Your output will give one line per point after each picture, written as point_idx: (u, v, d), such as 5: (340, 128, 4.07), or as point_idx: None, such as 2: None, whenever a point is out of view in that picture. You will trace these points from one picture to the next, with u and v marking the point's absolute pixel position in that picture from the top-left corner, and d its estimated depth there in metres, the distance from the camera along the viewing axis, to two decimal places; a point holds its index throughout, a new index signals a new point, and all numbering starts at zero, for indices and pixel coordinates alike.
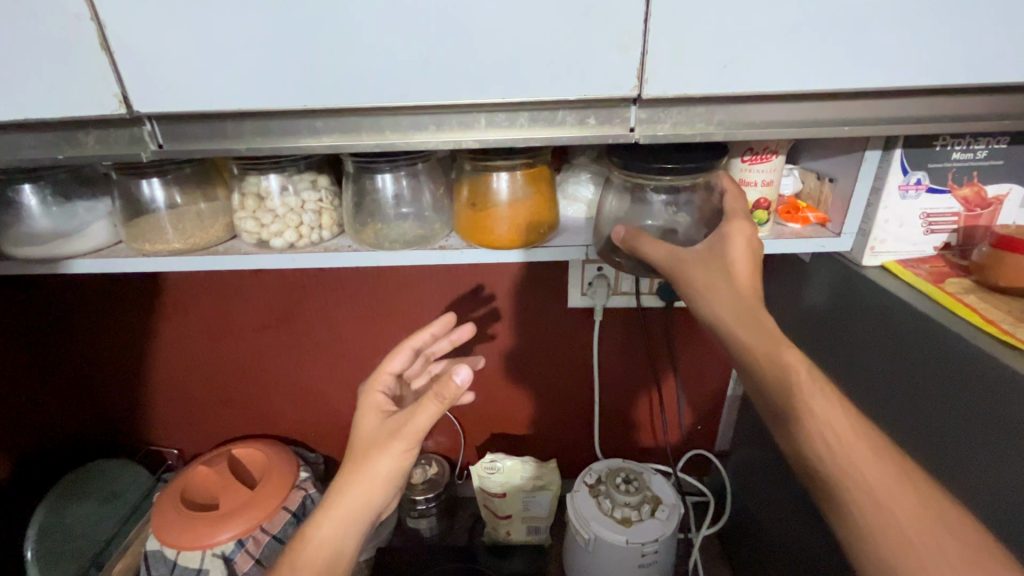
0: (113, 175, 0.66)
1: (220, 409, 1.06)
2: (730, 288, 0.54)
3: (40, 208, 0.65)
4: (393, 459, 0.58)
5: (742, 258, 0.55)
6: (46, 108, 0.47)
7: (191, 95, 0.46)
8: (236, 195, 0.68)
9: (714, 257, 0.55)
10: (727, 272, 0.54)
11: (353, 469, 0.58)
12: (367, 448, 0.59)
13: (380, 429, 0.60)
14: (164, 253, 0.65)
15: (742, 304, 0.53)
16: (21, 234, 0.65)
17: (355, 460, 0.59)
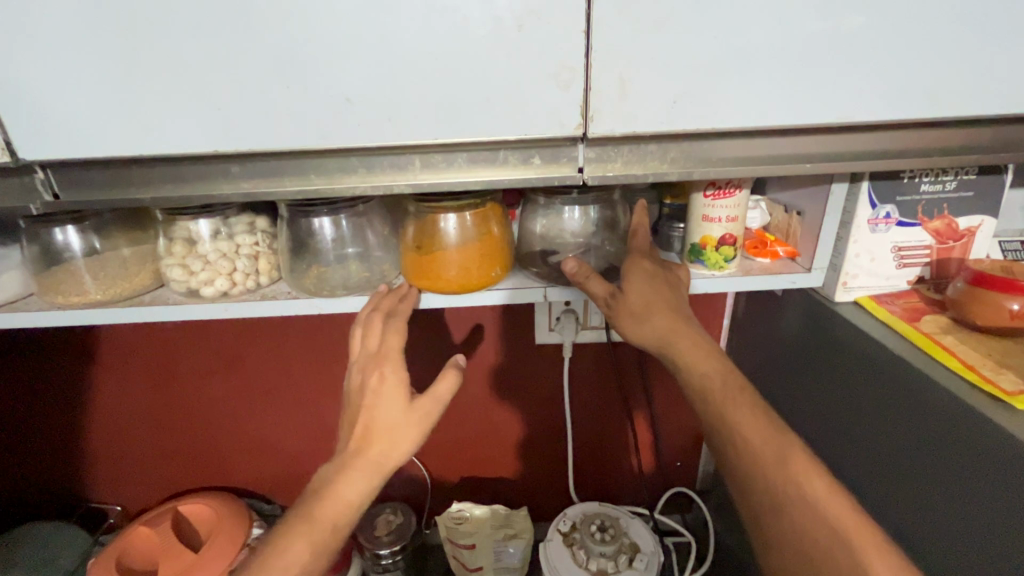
0: (23, 222, 0.60)
1: (167, 462, 0.98)
2: (658, 323, 0.53)
3: None
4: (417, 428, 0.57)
5: (653, 293, 0.54)
6: None
7: (84, 141, 0.41)
8: (162, 240, 0.62)
9: (626, 297, 0.54)
10: (653, 306, 0.53)
11: (385, 443, 0.55)
12: (400, 424, 0.55)
13: (414, 410, 0.57)
14: (80, 305, 0.59)
15: (666, 335, 0.53)
16: None
17: (389, 435, 0.55)
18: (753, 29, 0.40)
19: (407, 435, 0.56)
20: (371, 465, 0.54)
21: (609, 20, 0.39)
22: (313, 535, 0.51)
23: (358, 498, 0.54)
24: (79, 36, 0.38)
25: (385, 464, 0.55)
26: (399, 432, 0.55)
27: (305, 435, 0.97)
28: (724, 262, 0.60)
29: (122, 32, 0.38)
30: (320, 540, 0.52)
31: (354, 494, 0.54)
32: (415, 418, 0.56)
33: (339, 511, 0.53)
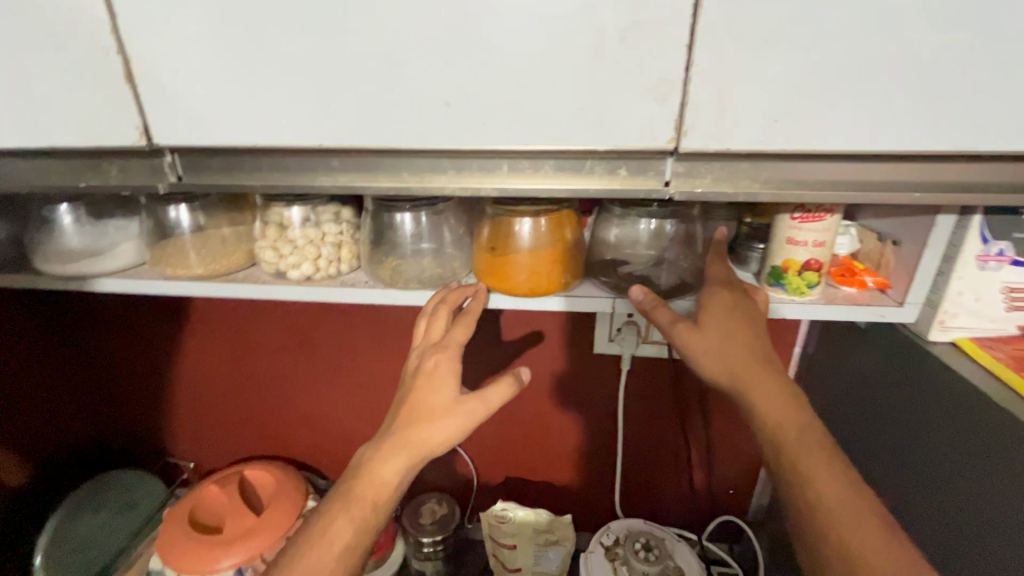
0: (144, 199, 0.67)
1: (237, 427, 1.05)
2: (737, 359, 0.52)
3: (74, 227, 0.67)
4: (458, 422, 0.57)
5: (736, 326, 0.53)
6: (70, 139, 0.47)
7: (209, 129, 0.46)
8: (258, 223, 0.67)
9: (707, 326, 0.54)
10: (733, 340, 0.53)
11: (425, 429, 0.56)
12: (444, 413, 0.57)
13: (457, 403, 0.57)
14: (184, 277, 0.65)
15: (744, 369, 0.52)
16: (55, 250, 0.66)
17: (425, 423, 0.56)
18: (871, 47, 0.38)
19: (446, 425, 0.56)
20: (408, 449, 0.56)
21: (714, 35, 0.38)
22: (349, 514, 0.54)
23: (393, 478, 0.56)
24: (214, 34, 0.42)
25: (422, 451, 0.56)
26: (440, 417, 0.57)
27: (363, 417, 1.01)
28: (805, 288, 0.58)
29: (252, 32, 0.42)
30: (360, 518, 0.54)
31: (390, 477, 0.56)
32: (456, 411, 0.57)
33: (376, 491, 0.55)
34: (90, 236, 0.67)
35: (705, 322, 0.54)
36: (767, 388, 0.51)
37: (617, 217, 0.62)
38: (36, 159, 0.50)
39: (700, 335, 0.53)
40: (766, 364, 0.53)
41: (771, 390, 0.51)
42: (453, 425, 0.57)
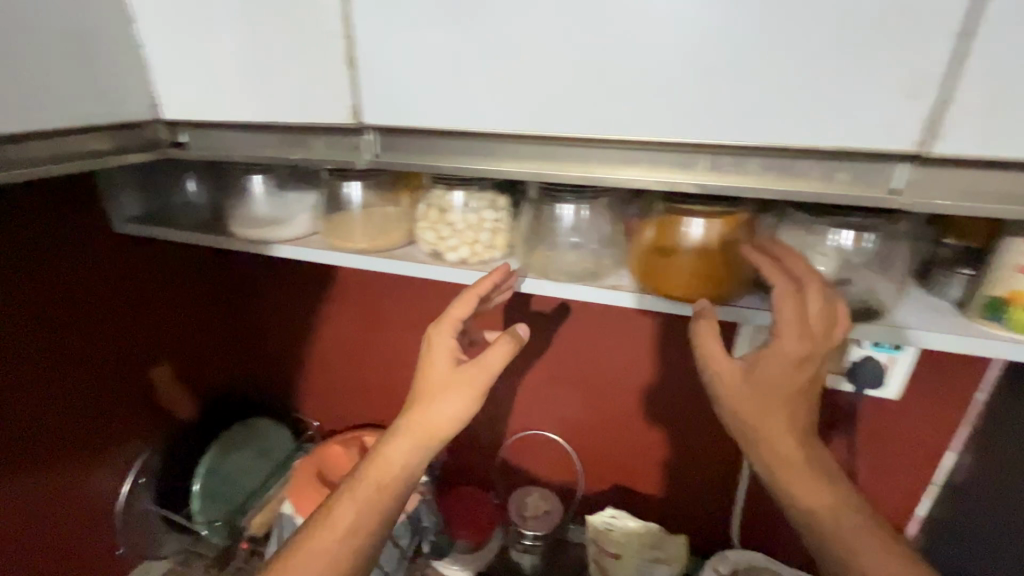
0: (326, 174, 0.72)
1: (361, 394, 1.12)
2: (780, 414, 0.54)
3: (264, 196, 0.74)
4: (455, 402, 0.63)
5: (777, 374, 0.53)
6: (289, 114, 0.51)
7: (414, 111, 0.48)
8: (421, 205, 0.70)
9: (755, 373, 0.53)
10: (773, 394, 0.53)
11: (428, 413, 0.63)
12: (444, 390, 0.64)
13: (456, 374, 0.64)
14: (351, 250, 0.70)
15: (762, 409, 0.53)
16: (246, 215, 0.74)
17: (428, 400, 0.64)
18: None
19: (451, 401, 0.63)
20: (416, 434, 0.63)
21: (999, 23, 0.33)
22: (363, 489, 0.63)
23: (404, 460, 0.63)
24: (435, 21, 0.44)
25: (428, 434, 0.64)
26: (444, 393, 0.64)
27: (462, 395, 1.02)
28: None
29: (470, 18, 0.43)
30: (370, 501, 0.63)
31: (401, 457, 0.64)
32: (456, 384, 0.64)
33: (385, 472, 0.63)
34: (274, 205, 0.74)
35: (756, 369, 0.53)
36: (799, 469, 0.55)
37: (800, 225, 0.57)
38: (254, 131, 0.55)
39: (739, 378, 0.54)
40: (804, 404, 0.55)
41: (772, 420, 0.53)
42: (459, 404, 0.64)
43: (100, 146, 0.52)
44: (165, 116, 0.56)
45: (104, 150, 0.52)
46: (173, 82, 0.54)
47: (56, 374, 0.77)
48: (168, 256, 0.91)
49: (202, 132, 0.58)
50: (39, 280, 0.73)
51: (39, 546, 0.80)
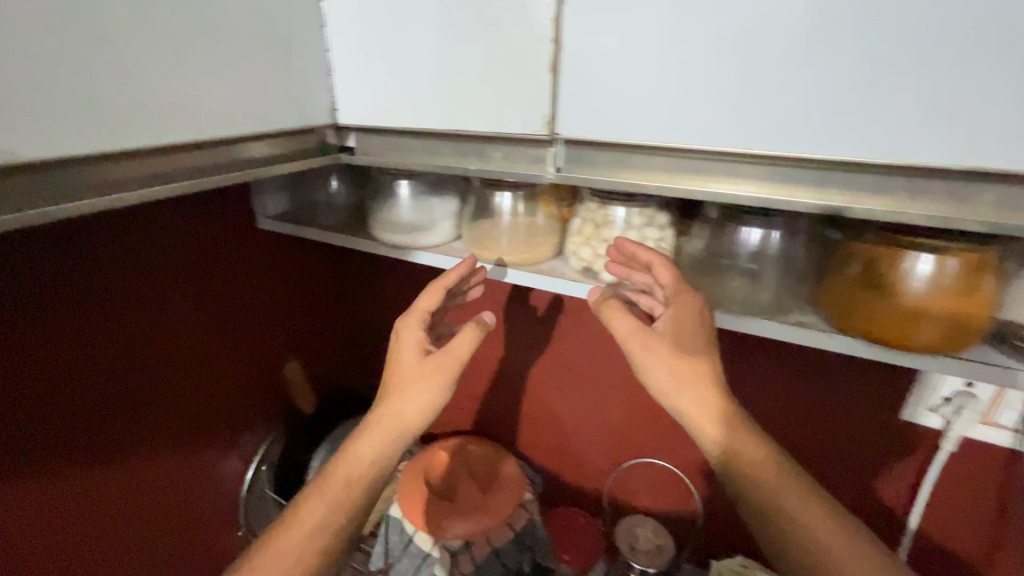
0: (477, 184, 0.70)
1: (467, 401, 1.11)
2: (699, 378, 0.54)
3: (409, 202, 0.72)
4: (425, 392, 0.62)
5: (682, 334, 0.54)
6: (475, 122, 0.48)
7: (618, 124, 0.44)
8: (577, 219, 0.66)
9: (675, 339, 0.54)
10: (696, 351, 0.54)
11: (397, 405, 0.62)
12: (416, 382, 0.63)
13: (422, 365, 0.63)
14: (497, 262, 0.67)
15: (722, 408, 0.54)
16: (389, 220, 0.73)
17: (399, 392, 0.63)
18: None
19: (419, 389, 0.62)
20: (386, 425, 0.63)
21: None
22: (329, 488, 0.62)
23: (376, 456, 0.63)
24: (660, 25, 0.40)
25: (401, 427, 0.63)
26: (414, 384, 0.63)
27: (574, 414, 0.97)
28: None
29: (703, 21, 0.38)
30: (332, 501, 0.61)
31: (368, 452, 0.63)
32: (430, 374, 0.63)
33: (352, 467, 0.63)
34: (418, 211, 0.73)
35: (679, 339, 0.54)
36: (750, 441, 0.54)
37: None
38: (428, 138, 0.54)
39: (660, 352, 0.54)
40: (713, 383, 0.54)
41: (705, 411, 0.54)
42: (426, 394, 0.63)
43: (273, 150, 0.52)
44: (341, 120, 0.56)
45: (276, 155, 0.52)
46: (353, 87, 0.53)
47: (206, 359, 0.81)
48: (299, 255, 0.92)
49: (370, 135, 0.56)
50: (199, 270, 0.77)
51: (180, 528, 0.83)
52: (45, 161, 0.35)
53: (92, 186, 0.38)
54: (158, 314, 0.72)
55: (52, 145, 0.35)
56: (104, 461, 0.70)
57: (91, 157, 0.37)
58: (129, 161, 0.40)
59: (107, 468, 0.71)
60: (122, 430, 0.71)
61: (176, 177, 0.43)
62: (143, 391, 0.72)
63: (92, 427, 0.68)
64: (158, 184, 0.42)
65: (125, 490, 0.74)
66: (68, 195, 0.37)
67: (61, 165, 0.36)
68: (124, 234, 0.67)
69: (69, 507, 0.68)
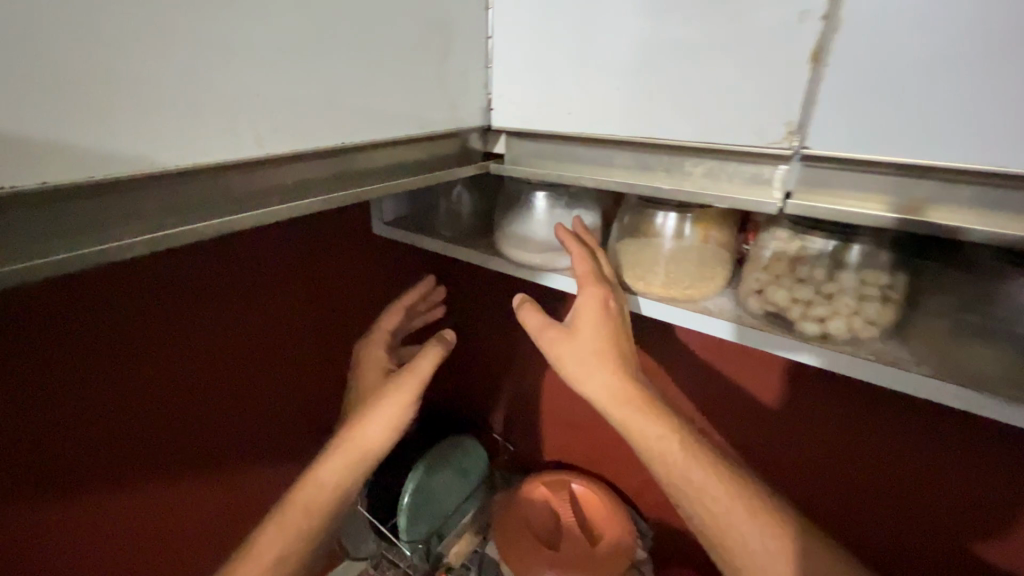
0: (631, 202, 0.59)
1: (570, 433, 0.99)
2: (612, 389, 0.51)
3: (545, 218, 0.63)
4: (382, 409, 0.59)
5: (592, 333, 0.52)
6: (681, 131, 0.37)
7: (906, 137, 0.30)
8: (762, 249, 0.52)
9: (578, 340, 0.52)
10: (608, 352, 0.52)
11: (359, 424, 0.59)
12: (377, 398, 0.60)
13: (385, 381, 0.62)
14: (652, 295, 0.57)
15: (615, 399, 0.50)
16: (520, 236, 0.64)
17: (360, 408, 0.60)
18: None
19: (382, 407, 0.60)
20: (347, 450, 0.59)
21: None
22: (288, 519, 0.56)
23: (332, 482, 0.58)
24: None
25: (361, 453, 0.59)
26: (373, 401, 0.60)
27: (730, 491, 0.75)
28: None
29: None
30: (289, 531, 0.56)
31: (328, 477, 0.58)
32: (388, 388, 0.60)
33: (312, 495, 0.57)
34: (554, 228, 0.63)
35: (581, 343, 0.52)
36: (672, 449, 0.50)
37: None
38: (599, 147, 0.43)
39: (568, 349, 0.52)
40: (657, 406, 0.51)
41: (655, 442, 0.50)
42: (388, 411, 0.60)
43: (415, 155, 0.44)
44: (494, 122, 0.46)
45: (414, 161, 0.44)
46: (518, 83, 0.43)
47: (310, 378, 0.75)
48: (414, 270, 0.85)
49: (524, 142, 0.48)
50: (316, 286, 0.72)
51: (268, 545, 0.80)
52: (146, 176, 0.27)
53: (220, 200, 0.32)
54: (272, 330, 0.68)
55: (185, 151, 0.28)
56: (205, 474, 0.68)
57: (221, 167, 0.31)
58: (263, 170, 0.33)
59: (207, 482, 0.68)
60: (220, 444, 0.68)
61: (311, 190, 0.36)
62: (248, 407, 0.69)
63: (197, 441, 0.65)
64: (290, 199, 0.35)
65: (222, 505, 0.71)
66: (193, 211, 0.31)
67: (187, 176, 0.30)
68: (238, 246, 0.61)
69: (168, 518, 0.66)
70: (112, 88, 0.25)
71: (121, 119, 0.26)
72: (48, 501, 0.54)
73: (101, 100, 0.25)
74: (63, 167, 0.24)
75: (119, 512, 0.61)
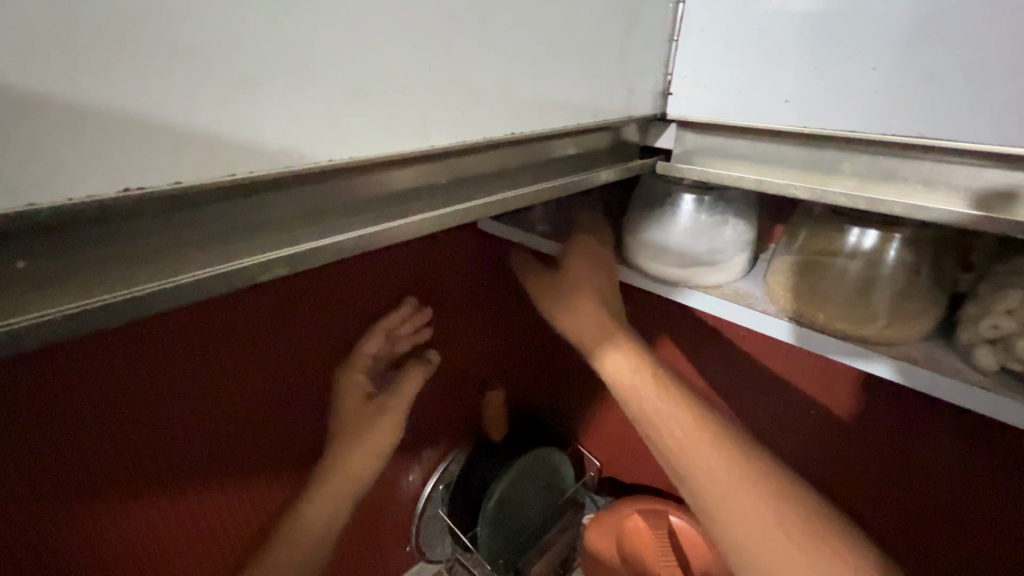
0: (814, 211, 0.48)
1: None
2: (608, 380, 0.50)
3: (692, 226, 0.51)
4: (381, 435, 0.58)
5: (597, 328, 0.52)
6: (974, 130, 0.27)
7: None
8: (1007, 286, 0.39)
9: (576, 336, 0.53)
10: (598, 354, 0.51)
11: (356, 458, 0.57)
12: (359, 428, 0.58)
13: (370, 411, 0.59)
14: (832, 333, 0.46)
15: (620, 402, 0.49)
16: (657, 246, 0.53)
17: (341, 439, 0.58)
18: None
19: (374, 434, 0.58)
20: (339, 484, 0.56)
21: None
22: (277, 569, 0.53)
23: (327, 519, 0.55)
24: None
25: (352, 484, 0.57)
26: (368, 429, 0.58)
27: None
28: None
29: None
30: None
31: (318, 518, 0.55)
32: (376, 420, 0.59)
33: (305, 533, 0.54)
34: (699, 238, 0.52)
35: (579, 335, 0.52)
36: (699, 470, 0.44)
37: None
38: (819, 147, 0.33)
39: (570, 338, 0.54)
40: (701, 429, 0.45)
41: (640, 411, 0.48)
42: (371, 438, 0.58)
43: (570, 149, 0.37)
44: (670, 109, 0.37)
45: (558, 161, 0.36)
46: (717, 62, 0.35)
47: None
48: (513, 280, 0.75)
49: (702, 136, 0.38)
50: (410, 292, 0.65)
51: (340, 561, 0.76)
52: (274, 178, 0.21)
53: (352, 206, 0.25)
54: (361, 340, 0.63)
55: (338, 145, 0.22)
56: (280, 490, 0.62)
57: (358, 167, 0.24)
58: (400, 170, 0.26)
59: (282, 500, 0.63)
60: (293, 455, 0.62)
61: (454, 194, 0.30)
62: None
63: (280, 453, 0.60)
64: (418, 209, 0.28)
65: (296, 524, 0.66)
66: (322, 220, 0.24)
67: (320, 176, 0.23)
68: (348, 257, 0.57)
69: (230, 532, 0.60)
70: (296, 66, 0.20)
71: (272, 100, 0.19)
72: (133, 511, 0.50)
73: (249, 73, 0.19)
74: (197, 164, 0.18)
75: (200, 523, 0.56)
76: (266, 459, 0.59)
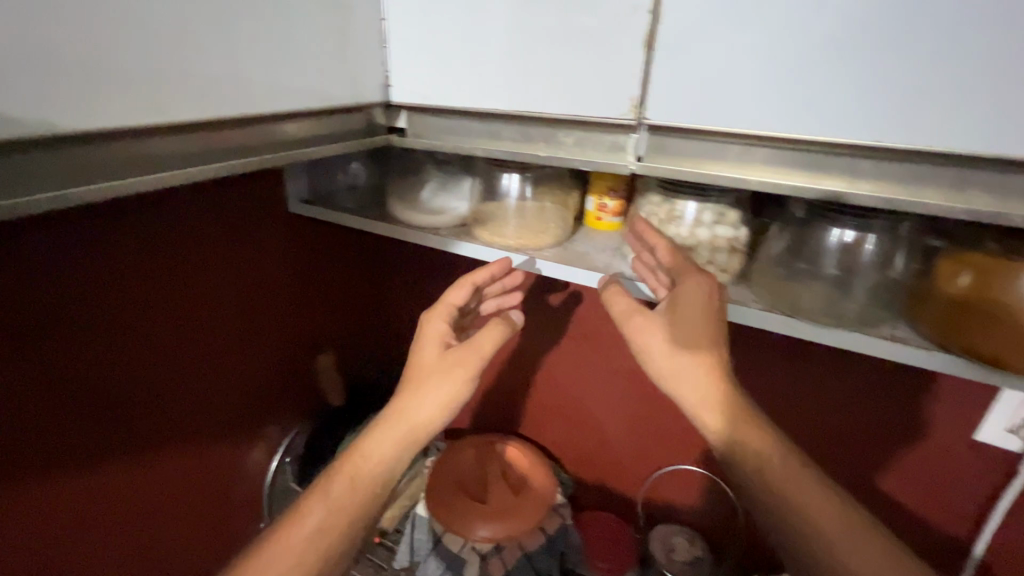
0: (482, 166, 0.70)
1: (494, 397, 1.07)
2: (697, 352, 0.48)
3: (431, 190, 0.70)
4: (443, 395, 0.53)
5: (692, 317, 0.48)
6: (551, 103, 0.43)
7: (715, 108, 0.38)
8: (639, 213, 0.60)
9: (676, 319, 0.49)
10: (710, 333, 0.47)
11: (424, 402, 0.53)
12: (433, 373, 0.54)
13: (444, 357, 0.55)
14: (500, 245, 0.64)
15: (710, 371, 0.47)
16: (407, 201, 0.70)
17: (416, 388, 0.53)
18: None
19: (440, 383, 0.53)
20: (404, 426, 0.53)
21: None
22: (337, 492, 0.50)
23: (387, 460, 0.52)
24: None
25: (414, 430, 0.53)
26: (436, 374, 0.54)
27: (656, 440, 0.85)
28: None
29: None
30: (338, 509, 0.49)
31: (377, 449, 0.52)
32: (447, 368, 0.54)
33: (361, 469, 0.51)
34: (436, 194, 0.70)
35: (679, 317, 0.48)
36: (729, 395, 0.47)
37: None
38: (490, 120, 0.49)
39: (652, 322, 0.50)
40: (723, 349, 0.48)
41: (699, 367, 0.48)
42: (448, 392, 0.53)
43: (327, 127, 0.48)
44: (393, 99, 0.51)
45: (318, 136, 0.47)
46: (413, 62, 0.48)
47: (219, 370, 0.74)
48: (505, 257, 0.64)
49: (422, 117, 0.52)
50: (232, 270, 0.71)
51: (226, 529, 0.82)
52: (44, 139, 0.29)
53: (126, 164, 0.34)
54: (195, 317, 0.68)
55: (90, 116, 0.30)
56: (123, 471, 0.64)
57: (121, 132, 0.32)
58: (162, 137, 0.35)
59: (126, 479, 0.65)
60: (130, 435, 0.64)
61: (221, 157, 0.39)
62: (171, 400, 0.68)
63: (114, 436, 0.62)
64: (187, 167, 0.37)
65: (164, 498, 0.71)
66: (101, 174, 0.32)
67: (86, 140, 0.31)
68: (159, 237, 0.61)
69: (72, 519, 0.60)
70: (40, 60, 0.28)
71: (24, 83, 0.27)
72: None
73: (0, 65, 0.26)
74: None
75: (53, 501, 0.58)
76: (97, 443, 0.60)
